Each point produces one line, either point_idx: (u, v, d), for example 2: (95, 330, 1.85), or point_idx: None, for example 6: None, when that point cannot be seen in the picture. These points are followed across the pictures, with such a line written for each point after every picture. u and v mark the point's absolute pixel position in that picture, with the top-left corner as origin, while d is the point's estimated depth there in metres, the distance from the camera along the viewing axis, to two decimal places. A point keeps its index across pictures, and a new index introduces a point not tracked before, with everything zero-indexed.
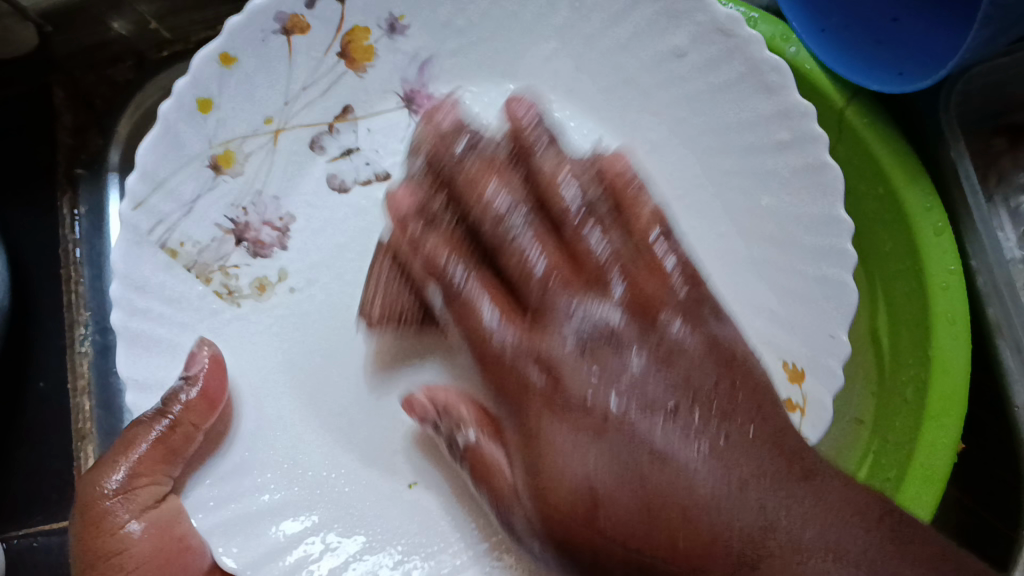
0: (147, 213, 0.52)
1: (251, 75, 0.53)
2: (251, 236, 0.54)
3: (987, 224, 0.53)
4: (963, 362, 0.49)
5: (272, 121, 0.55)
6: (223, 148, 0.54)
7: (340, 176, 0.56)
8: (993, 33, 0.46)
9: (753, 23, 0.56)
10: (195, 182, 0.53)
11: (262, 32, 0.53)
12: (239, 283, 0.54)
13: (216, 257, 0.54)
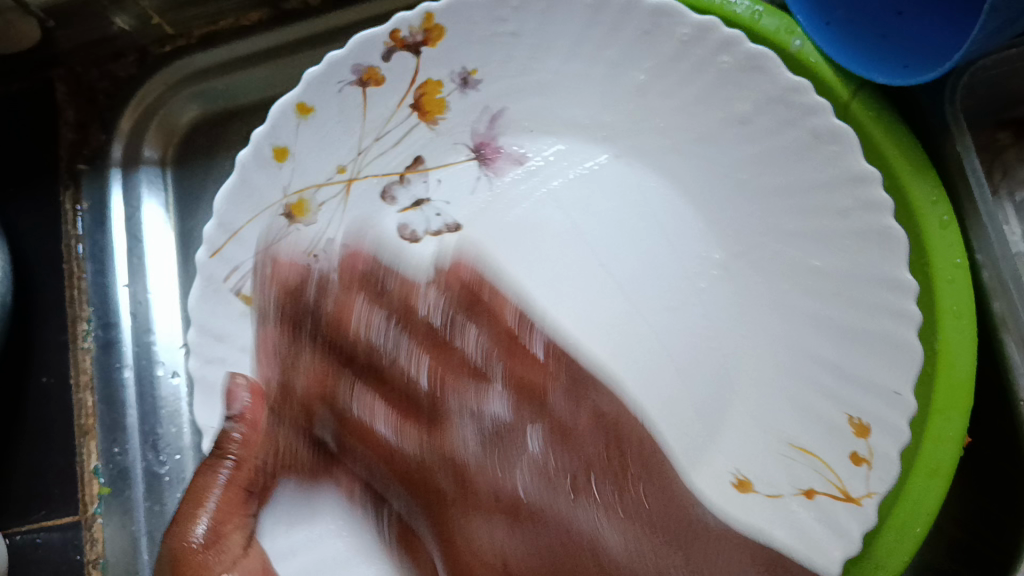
0: (219, 260, 0.54)
1: (326, 126, 0.56)
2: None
3: (992, 217, 0.53)
4: (969, 355, 0.49)
5: (344, 170, 0.57)
6: (297, 198, 0.56)
7: (412, 226, 0.57)
8: (1000, 24, 0.45)
9: (757, 16, 0.56)
10: (277, 236, 0.55)
11: (337, 85, 0.56)
12: (310, 330, 0.54)
13: (292, 303, 0.55)
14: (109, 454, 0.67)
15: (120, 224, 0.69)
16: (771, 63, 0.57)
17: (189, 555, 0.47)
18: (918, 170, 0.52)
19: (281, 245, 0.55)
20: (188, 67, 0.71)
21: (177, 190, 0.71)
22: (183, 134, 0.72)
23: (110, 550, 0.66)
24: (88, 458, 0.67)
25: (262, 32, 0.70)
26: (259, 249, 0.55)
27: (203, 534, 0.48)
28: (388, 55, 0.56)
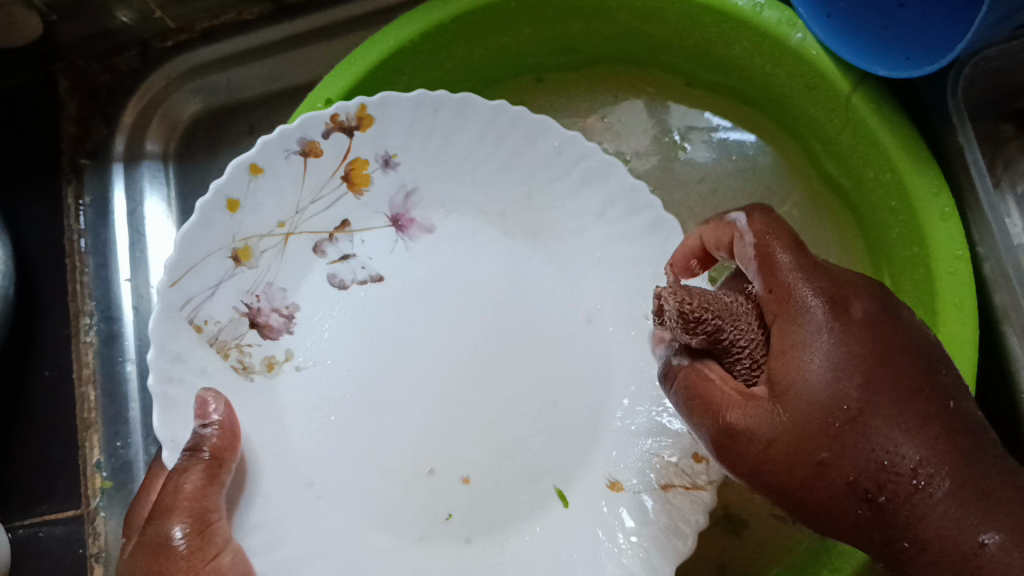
0: (178, 292, 0.51)
1: (275, 186, 0.55)
2: (262, 321, 0.55)
3: (995, 209, 0.52)
4: (971, 347, 0.49)
5: (283, 225, 0.55)
6: (243, 244, 0.54)
7: (338, 277, 0.57)
8: (1004, 14, 0.45)
9: (759, 8, 0.56)
10: (219, 292, 0.53)
11: (285, 151, 0.54)
12: (252, 359, 0.54)
13: (234, 335, 0.54)
14: (111, 447, 0.68)
15: (123, 219, 0.70)
16: (772, 56, 0.57)
17: (174, 561, 0.46)
18: (919, 161, 0.53)
19: (220, 297, 0.53)
20: (191, 60, 0.71)
21: (178, 185, 0.71)
22: (185, 128, 0.72)
23: (112, 543, 0.67)
24: (90, 452, 0.68)
25: (263, 27, 0.70)
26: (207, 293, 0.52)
27: (185, 540, 0.46)
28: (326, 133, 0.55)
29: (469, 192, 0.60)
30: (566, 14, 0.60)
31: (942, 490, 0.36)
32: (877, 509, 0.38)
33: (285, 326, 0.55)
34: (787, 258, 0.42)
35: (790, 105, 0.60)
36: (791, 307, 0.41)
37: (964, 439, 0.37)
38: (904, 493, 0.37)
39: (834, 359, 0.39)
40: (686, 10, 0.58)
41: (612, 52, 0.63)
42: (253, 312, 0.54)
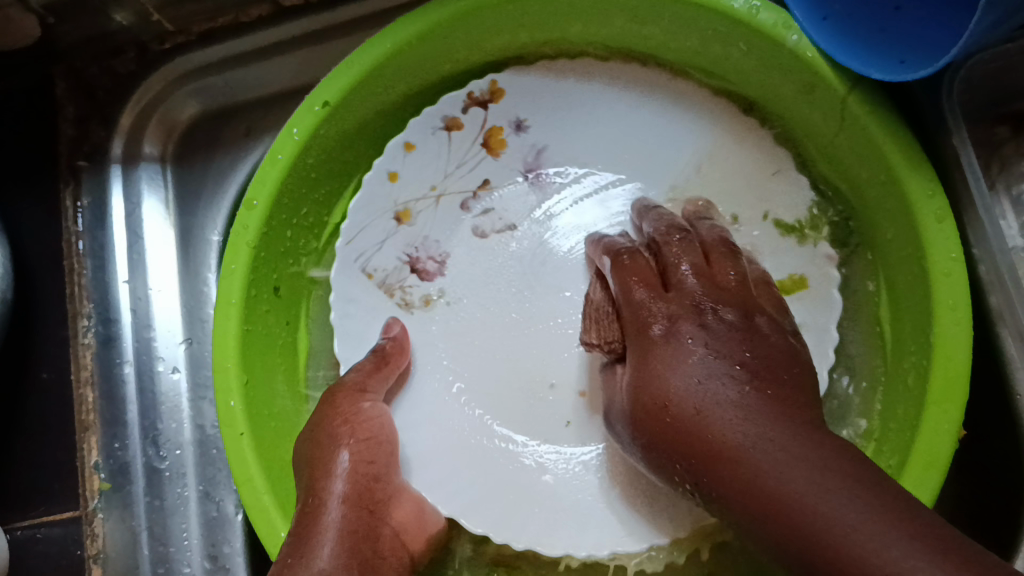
0: (353, 249, 0.61)
1: (426, 157, 0.62)
2: (420, 266, 0.61)
3: (989, 212, 0.53)
4: (965, 348, 0.49)
5: (436, 189, 0.62)
6: (403, 208, 0.62)
7: (483, 228, 0.61)
8: (997, 17, 0.45)
9: (755, 11, 0.55)
10: (388, 248, 0.61)
11: (433, 128, 0.62)
12: (414, 295, 0.61)
13: (398, 279, 0.61)
14: (109, 449, 0.68)
15: (121, 221, 0.70)
16: (769, 57, 0.57)
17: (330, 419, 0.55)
18: (915, 163, 0.52)
19: (387, 249, 0.61)
20: (187, 63, 0.71)
21: (177, 188, 0.71)
22: (184, 130, 0.72)
23: (110, 544, 0.67)
24: (88, 453, 0.68)
25: (261, 29, 0.69)
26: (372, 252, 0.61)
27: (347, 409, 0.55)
28: (463, 107, 0.62)
29: (602, 151, 0.62)
30: (563, 14, 0.60)
31: (746, 436, 0.42)
32: (717, 478, 0.43)
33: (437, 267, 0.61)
34: (643, 292, 0.50)
35: (789, 108, 0.60)
36: (647, 319, 0.49)
37: (794, 422, 0.42)
38: (736, 463, 0.42)
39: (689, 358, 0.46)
40: (682, 13, 0.58)
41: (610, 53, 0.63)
42: (419, 262, 0.61)
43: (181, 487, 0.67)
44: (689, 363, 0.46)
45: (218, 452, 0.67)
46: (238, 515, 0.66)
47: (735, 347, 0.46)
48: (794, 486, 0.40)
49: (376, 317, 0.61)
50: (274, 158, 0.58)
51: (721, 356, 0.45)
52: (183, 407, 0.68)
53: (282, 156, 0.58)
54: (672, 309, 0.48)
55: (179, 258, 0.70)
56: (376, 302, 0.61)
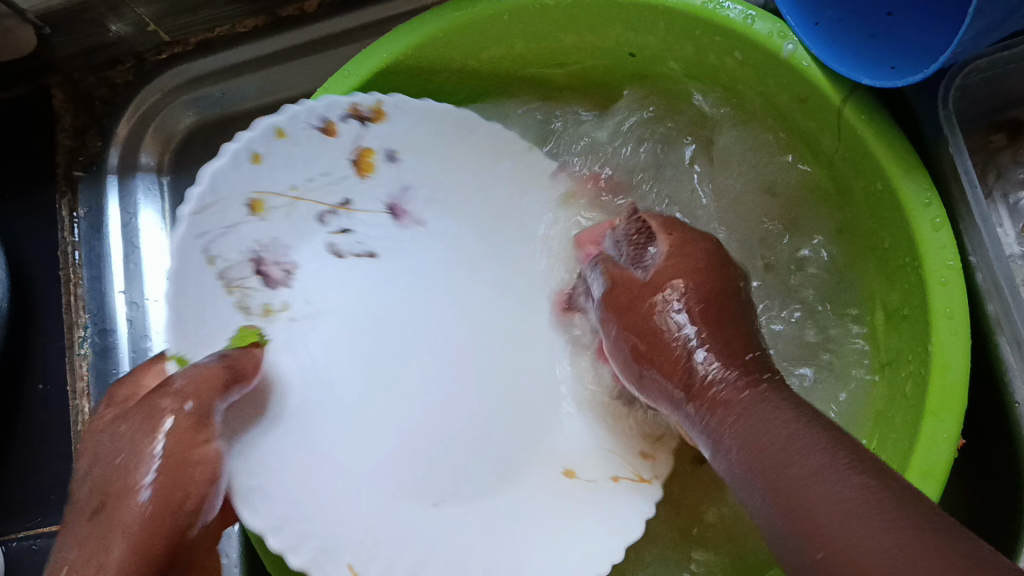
0: (200, 221, 0.49)
1: (293, 151, 0.53)
2: (264, 271, 0.53)
3: (986, 219, 0.52)
4: (962, 357, 0.49)
5: (295, 189, 0.53)
6: (257, 197, 0.52)
7: (339, 247, 0.55)
8: (987, 25, 0.46)
9: (750, 20, 0.55)
10: (223, 300, 0.51)
11: (308, 125, 0.53)
12: (252, 302, 0.52)
13: (239, 275, 0.52)
14: None
15: (117, 230, 0.70)
16: (764, 65, 0.57)
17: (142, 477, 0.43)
18: (909, 170, 0.52)
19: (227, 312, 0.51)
20: (187, 73, 0.71)
21: (175, 198, 0.72)
22: (181, 140, 0.72)
23: None
24: None
25: (258, 39, 0.69)
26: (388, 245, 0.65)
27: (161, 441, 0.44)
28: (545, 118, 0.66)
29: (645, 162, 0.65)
30: (557, 22, 0.60)
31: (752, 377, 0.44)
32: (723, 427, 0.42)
33: (286, 280, 0.53)
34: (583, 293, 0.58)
35: (786, 116, 0.60)
36: (658, 336, 0.46)
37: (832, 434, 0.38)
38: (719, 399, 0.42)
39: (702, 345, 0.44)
40: (677, 22, 0.58)
41: (605, 62, 0.64)
42: (222, 277, 0.51)
43: None
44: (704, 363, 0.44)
45: None
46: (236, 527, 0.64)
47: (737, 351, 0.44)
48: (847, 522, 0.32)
49: (297, 359, 0.53)
50: None
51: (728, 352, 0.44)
52: None
53: None
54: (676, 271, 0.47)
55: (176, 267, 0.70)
56: (195, 317, 0.50)
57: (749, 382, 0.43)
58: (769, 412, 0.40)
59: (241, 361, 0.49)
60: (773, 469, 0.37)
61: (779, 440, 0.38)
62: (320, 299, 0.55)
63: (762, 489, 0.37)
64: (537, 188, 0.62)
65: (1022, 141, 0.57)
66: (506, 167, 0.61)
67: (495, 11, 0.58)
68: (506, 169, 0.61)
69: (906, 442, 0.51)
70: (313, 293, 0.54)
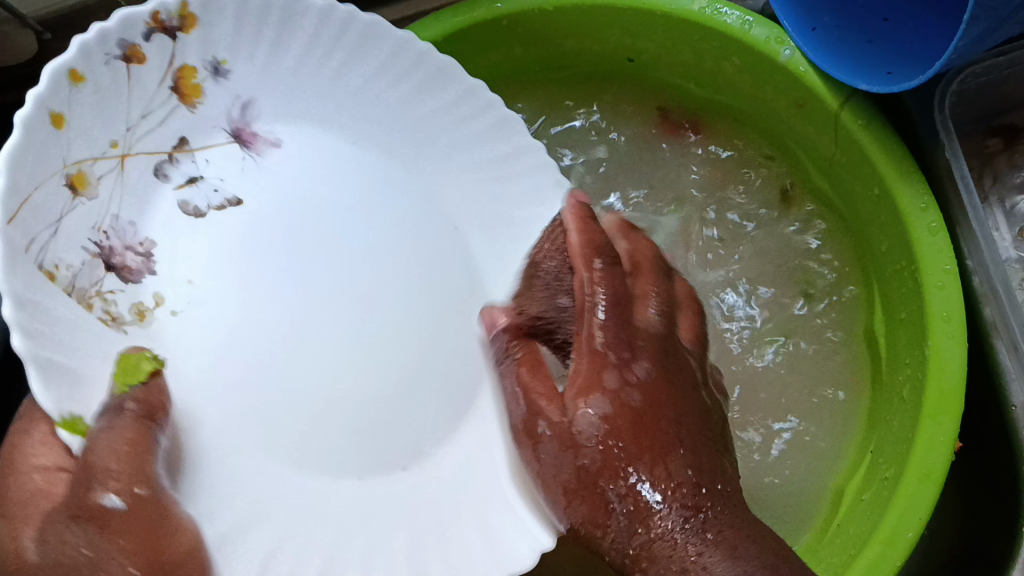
0: (19, 232, 0.39)
1: (99, 96, 0.44)
2: (118, 262, 0.46)
3: (982, 223, 0.53)
4: (959, 360, 0.49)
5: (118, 144, 0.46)
6: (75, 169, 0.43)
7: (192, 202, 0.50)
8: (983, 31, 0.46)
9: (748, 26, 0.56)
10: (87, 315, 0.43)
11: (107, 54, 0.44)
12: (117, 307, 0.45)
13: (90, 281, 0.44)
14: None
15: None
16: (762, 70, 0.57)
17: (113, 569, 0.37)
18: (906, 175, 0.52)
19: (91, 326, 0.43)
20: None
21: None
22: None
23: None
24: None
25: None
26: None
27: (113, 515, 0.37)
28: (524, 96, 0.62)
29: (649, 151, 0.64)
30: (556, 27, 0.60)
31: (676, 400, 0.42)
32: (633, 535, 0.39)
33: (149, 267, 0.48)
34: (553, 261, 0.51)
35: (784, 120, 0.60)
36: (574, 428, 0.40)
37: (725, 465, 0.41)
38: (624, 500, 0.39)
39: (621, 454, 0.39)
40: (674, 27, 0.58)
41: (603, 66, 0.64)
42: (73, 285, 0.43)
43: None
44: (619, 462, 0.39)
45: None
46: None
47: (674, 452, 0.40)
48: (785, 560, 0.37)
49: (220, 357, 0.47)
50: None
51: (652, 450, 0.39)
52: None
53: None
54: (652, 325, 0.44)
55: None
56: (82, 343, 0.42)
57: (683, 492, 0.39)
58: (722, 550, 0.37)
59: (151, 398, 0.42)
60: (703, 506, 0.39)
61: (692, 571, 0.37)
62: (202, 278, 0.48)
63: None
64: (441, 97, 0.55)
65: (1018, 145, 0.57)
66: (388, 80, 0.54)
67: (493, 15, 0.58)
68: (387, 80, 0.54)
69: (904, 445, 0.51)
70: (196, 271, 0.48)
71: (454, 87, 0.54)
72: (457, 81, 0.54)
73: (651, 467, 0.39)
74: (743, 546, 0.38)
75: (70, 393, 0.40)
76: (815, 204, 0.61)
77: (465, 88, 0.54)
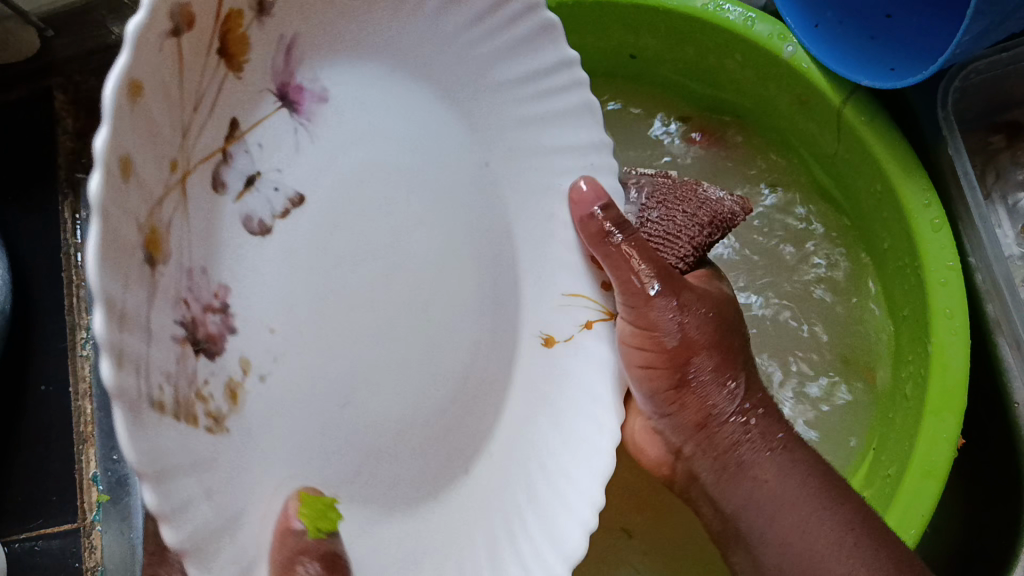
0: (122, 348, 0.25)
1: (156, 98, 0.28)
2: (204, 336, 0.32)
3: (984, 220, 0.52)
4: (962, 357, 0.49)
5: (165, 160, 0.29)
6: (154, 228, 0.28)
7: (254, 214, 0.35)
8: (986, 26, 0.46)
9: (751, 23, 0.56)
10: (191, 432, 0.30)
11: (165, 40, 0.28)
12: (216, 399, 0.32)
13: (186, 379, 0.30)
14: (107, 461, 0.68)
15: None
16: (765, 66, 0.57)
17: None
18: (908, 170, 0.52)
19: (179, 432, 0.29)
20: None
21: None
22: None
23: (108, 557, 0.67)
24: (86, 466, 0.68)
25: None
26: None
27: None
28: None
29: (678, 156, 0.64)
30: (561, 23, 0.60)
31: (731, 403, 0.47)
32: (731, 484, 0.46)
33: (229, 326, 0.33)
34: (654, 211, 0.52)
35: (786, 116, 0.60)
36: (665, 377, 0.47)
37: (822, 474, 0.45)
38: (716, 442, 0.47)
39: (721, 387, 0.47)
40: (678, 24, 0.58)
41: (608, 63, 0.64)
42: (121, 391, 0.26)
43: None
44: (715, 400, 0.47)
45: None
46: None
47: (752, 382, 0.48)
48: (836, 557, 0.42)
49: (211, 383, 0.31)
50: None
51: (739, 385, 0.48)
52: None
53: None
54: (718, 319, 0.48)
55: None
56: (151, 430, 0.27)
57: (759, 416, 0.47)
58: (790, 458, 0.45)
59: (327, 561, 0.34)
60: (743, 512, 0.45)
61: (780, 496, 0.44)
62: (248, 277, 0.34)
63: (775, 560, 0.43)
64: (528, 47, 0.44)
65: (1021, 142, 0.57)
66: (483, 32, 0.43)
67: None
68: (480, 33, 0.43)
69: (907, 442, 0.51)
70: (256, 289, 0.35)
71: (544, 45, 0.44)
72: (555, 51, 0.45)
73: (737, 403, 0.47)
74: (815, 454, 0.46)
75: (186, 513, 0.28)
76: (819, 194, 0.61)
77: (544, 28, 0.44)
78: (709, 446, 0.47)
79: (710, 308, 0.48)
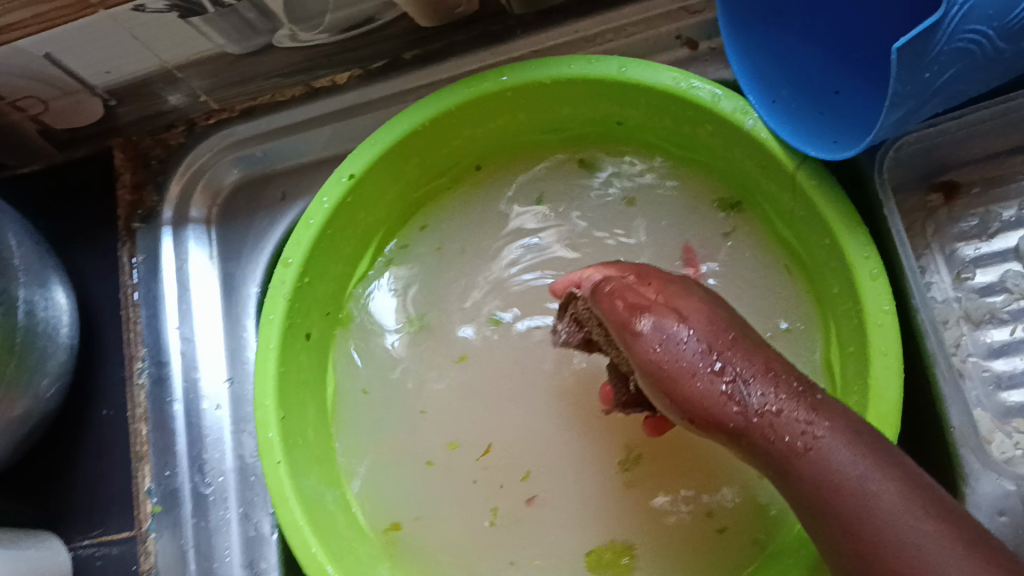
0: None
1: None
2: None
3: (914, 271, 0.61)
4: (894, 388, 0.57)
5: None
6: None
7: None
8: (905, 113, 0.54)
9: (717, 99, 0.64)
10: None
11: None
12: None
13: None
14: (161, 476, 0.77)
15: (171, 274, 0.80)
16: (731, 136, 0.66)
17: None
18: (852, 227, 0.61)
19: None
20: (233, 135, 0.81)
21: (219, 243, 0.82)
22: (226, 194, 0.83)
23: (161, 560, 0.76)
24: (143, 480, 0.77)
25: (294, 107, 0.80)
26: (455, 250, 0.76)
27: None
28: None
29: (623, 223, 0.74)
30: (553, 98, 0.70)
31: (760, 390, 0.50)
32: (799, 471, 0.49)
33: None
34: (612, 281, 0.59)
35: (751, 177, 0.69)
36: (695, 390, 0.50)
37: (866, 436, 0.49)
38: (774, 432, 0.49)
39: (744, 380, 0.50)
40: (655, 98, 0.67)
41: (597, 128, 0.73)
42: None
43: (223, 510, 0.76)
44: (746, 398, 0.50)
45: (256, 478, 0.76)
46: (273, 534, 0.75)
47: (776, 370, 0.51)
48: (884, 490, 0.47)
49: None
50: (321, 202, 0.69)
51: (764, 372, 0.51)
52: (226, 438, 0.77)
53: (327, 200, 0.69)
54: (704, 318, 0.53)
55: (223, 307, 0.80)
56: None
57: (803, 398, 0.50)
58: (840, 431, 0.49)
59: None
60: (823, 479, 0.48)
61: (850, 476, 0.48)
62: None
63: (841, 516, 0.47)
64: None
65: (957, 200, 0.66)
66: None
67: (499, 87, 0.68)
68: None
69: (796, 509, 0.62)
70: None
71: None
72: None
73: (769, 393, 0.50)
74: (846, 414, 0.51)
75: None
76: (783, 244, 0.70)
77: None
78: (771, 441, 0.49)
79: (708, 318, 0.53)
